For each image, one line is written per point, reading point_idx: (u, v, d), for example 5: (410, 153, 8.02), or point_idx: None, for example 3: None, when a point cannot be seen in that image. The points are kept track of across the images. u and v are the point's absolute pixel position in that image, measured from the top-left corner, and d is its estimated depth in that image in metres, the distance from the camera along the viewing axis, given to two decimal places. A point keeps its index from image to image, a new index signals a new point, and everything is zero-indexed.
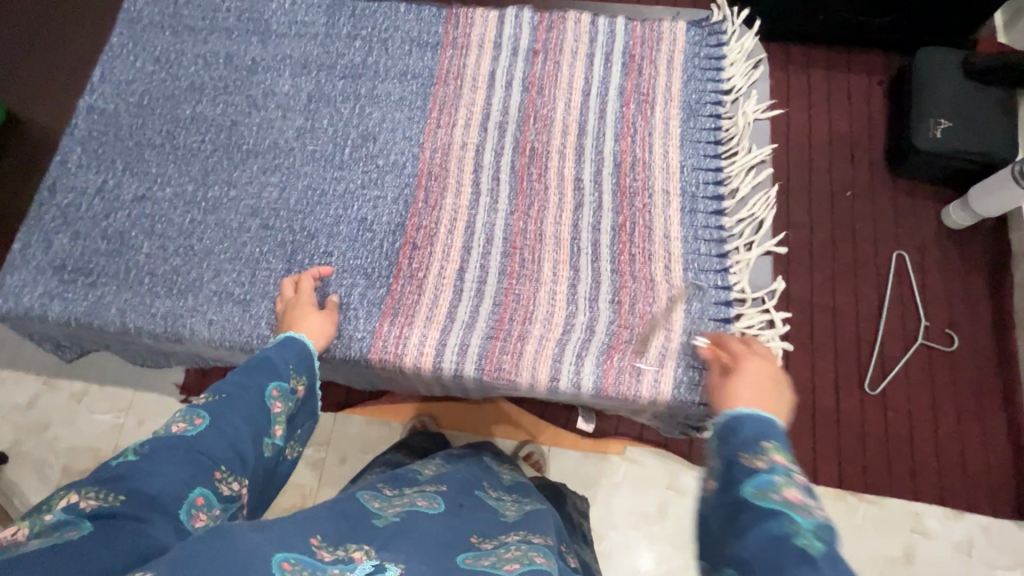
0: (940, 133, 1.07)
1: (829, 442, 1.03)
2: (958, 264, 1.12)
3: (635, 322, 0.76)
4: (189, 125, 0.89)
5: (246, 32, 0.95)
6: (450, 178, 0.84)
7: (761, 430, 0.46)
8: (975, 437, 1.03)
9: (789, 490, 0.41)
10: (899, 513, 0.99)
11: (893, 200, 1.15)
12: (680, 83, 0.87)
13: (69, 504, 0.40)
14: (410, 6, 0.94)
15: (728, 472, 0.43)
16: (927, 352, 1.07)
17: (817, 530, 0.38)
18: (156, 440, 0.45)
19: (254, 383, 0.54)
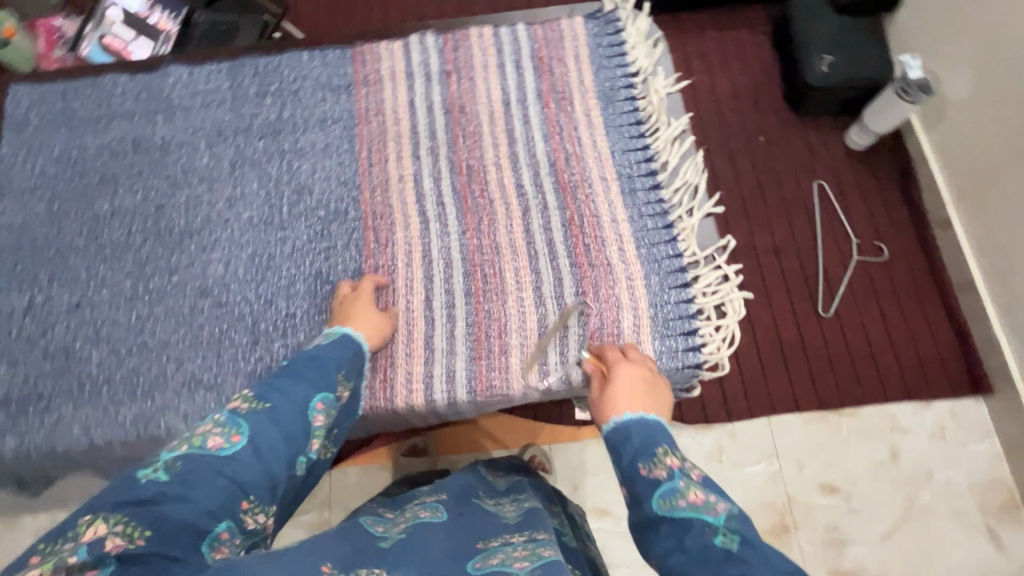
0: (827, 69, 1.17)
1: (803, 371, 1.10)
2: (873, 181, 1.22)
3: (602, 309, 0.79)
4: (111, 219, 0.85)
5: (149, 112, 0.91)
6: (395, 214, 0.84)
7: (654, 437, 0.54)
8: (925, 331, 1.13)
9: (691, 492, 0.48)
10: (872, 418, 1.09)
11: (803, 136, 1.24)
12: (591, 74, 0.91)
13: (95, 537, 0.38)
14: (313, 54, 0.94)
15: (635, 488, 0.51)
16: (865, 266, 1.16)
17: (725, 522, 0.46)
18: (190, 458, 0.44)
19: (300, 393, 0.54)
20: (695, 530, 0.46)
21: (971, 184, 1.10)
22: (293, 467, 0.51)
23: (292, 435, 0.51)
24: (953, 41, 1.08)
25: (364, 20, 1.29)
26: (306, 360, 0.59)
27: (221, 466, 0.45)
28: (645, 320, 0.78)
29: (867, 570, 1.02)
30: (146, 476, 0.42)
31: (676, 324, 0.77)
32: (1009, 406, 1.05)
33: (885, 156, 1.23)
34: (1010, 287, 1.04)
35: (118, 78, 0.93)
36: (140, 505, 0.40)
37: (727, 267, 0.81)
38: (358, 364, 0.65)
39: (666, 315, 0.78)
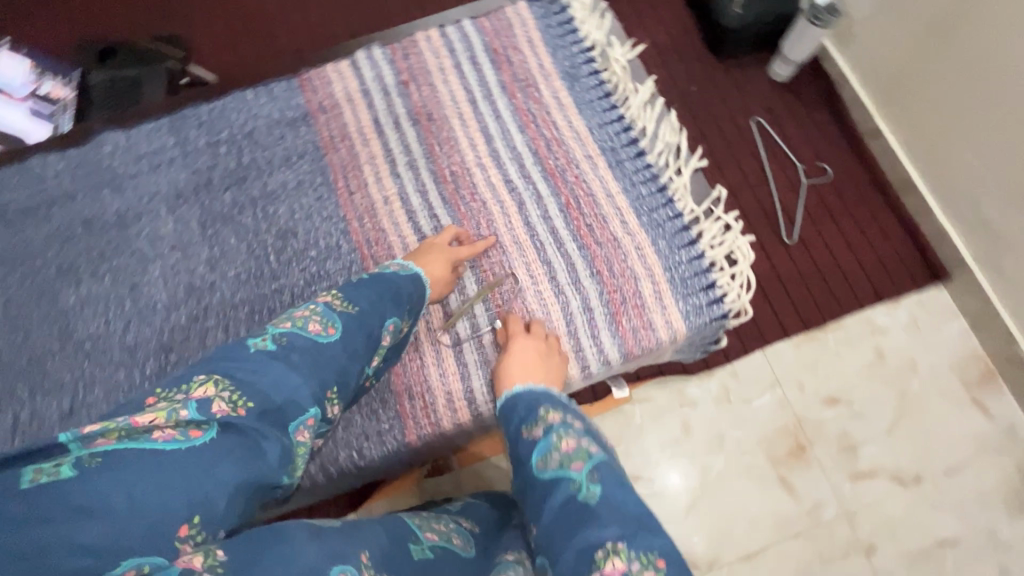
0: (740, 11, 1.21)
1: (788, 298, 1.15)
2: (800, 107, 1.27)
3: (620, 283, 0.79)
4: (83, 312, 0.78)
5: (94, 188, 0.84)
6: (390, 237, 0.81)
7: (539, 403, 0.58)
8: (878, 235, 1.19)
9: (564, 442, 0.52)
10: (856, 327, 1.14)
11: (728, 77, 1.29)
12: (549, 56, 0.90)
13: (207, 398, 0.45)
14: (258, 91, 0.89)
15: (518, 449, 0.55)
16: (813, 188, 1.22)
17: (588, 475, 0.49)
18: (294, 336, 0.55)
19: (380, 313, 0.64)
20: (561, 485, 0.49)
21: (890, 92, 1.16)
22: (361, 376, 0.61)
23: (369, 345, 0.61)
24: None
25: (275, 47, 1.26)
26: (387, 284, 0.67)
27: (315, 351, 0.55)
28: (665, 285, 0.79)
29: (882, 466, 1.07)
30: (258, 342, 0.53)
31: (693, 282, 0.79)
32: (965, 285, 1.12)
33: (808, 81, 1.29)
34: (945, 178, 1.11)
35: (48, 159, 0.85)
36: (246, 372, 0.49)
37: (727, 216, 0.83)
38: (422, 299, 0.72)
39: (683, 275, 0.79)
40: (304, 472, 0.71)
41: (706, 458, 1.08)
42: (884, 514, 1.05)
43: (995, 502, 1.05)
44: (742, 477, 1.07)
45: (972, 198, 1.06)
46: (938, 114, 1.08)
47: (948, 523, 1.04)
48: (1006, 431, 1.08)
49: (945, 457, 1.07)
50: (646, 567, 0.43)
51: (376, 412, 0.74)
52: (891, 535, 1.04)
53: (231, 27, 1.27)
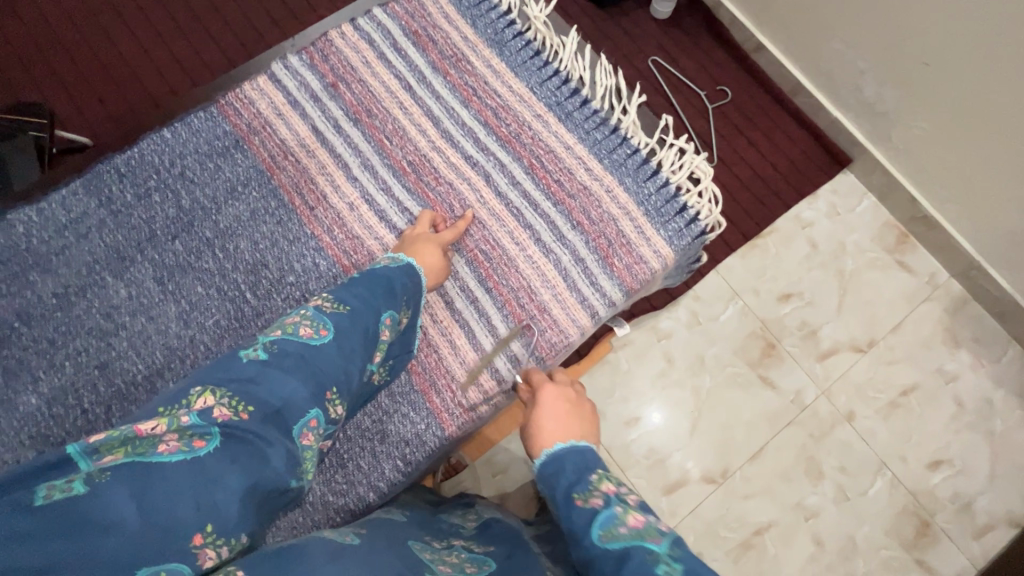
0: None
1: (735, 211, 1.24)
2: (687, 39, 1.34)
3: (602, 228, 0.82)
4: (51, 408, 0.70)
5: (19, 273, 0.74)
6: (367, 241, 0.79)
7: (586, 469, 0.56)
8: (783, 139, 1.29)
9: (630, 517, 0.51)
10: (788, 226, 1.24)
11: (617, 26, 1.34)
12: (470, 28, 0.89)
13: (205, 407, 0.47)
14: (175, 127, 0.82)
15: (573, 518, 0.53)
16: (719, 112, 1.30)
17: (669, 550, 0.48)
18: (286, 344, 0.56)
19: (373, 308, 0.63)
20: (636, 554, 0.48)
21: (761, 8, 1.24)
22: (364, 371, 0.61)
23: (366, 345, 0.61)
24: None
25: (153, 91, 1.16)
26: (378, 277, 0.66)
27: (307, 355, 0.56)
28: (642, 218, 0.83)
29: (841, 341, 1.19)
30: (250, 352, 0.54)
31: (667, 209, 0.83)
32: (866, 164, 1.24)
33: (689, 13, 1.35)
34: (826, 76, 1.20)
35: None
36: (243, 381, 0.51)
37: (679, 141, 0.87)
38: (419, 289, 0.70)
39: (656, 204, 0.83)
40: (356, 494, 0.70)
41: (695, 379, 1.15)
42: (853, 382, 1.17)
43: (936, 343, 1.19)
44: (731, 386, 1.15)
45: (853, 85, 1.16)
46: (805, 16, 1.15)
47: (908, 373, 1.18)
48: (930, 282, 1.22)
49: (887, 318, 1.20)
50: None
51: (409, 417, 0.73)
52: (863, 398, 1.16)
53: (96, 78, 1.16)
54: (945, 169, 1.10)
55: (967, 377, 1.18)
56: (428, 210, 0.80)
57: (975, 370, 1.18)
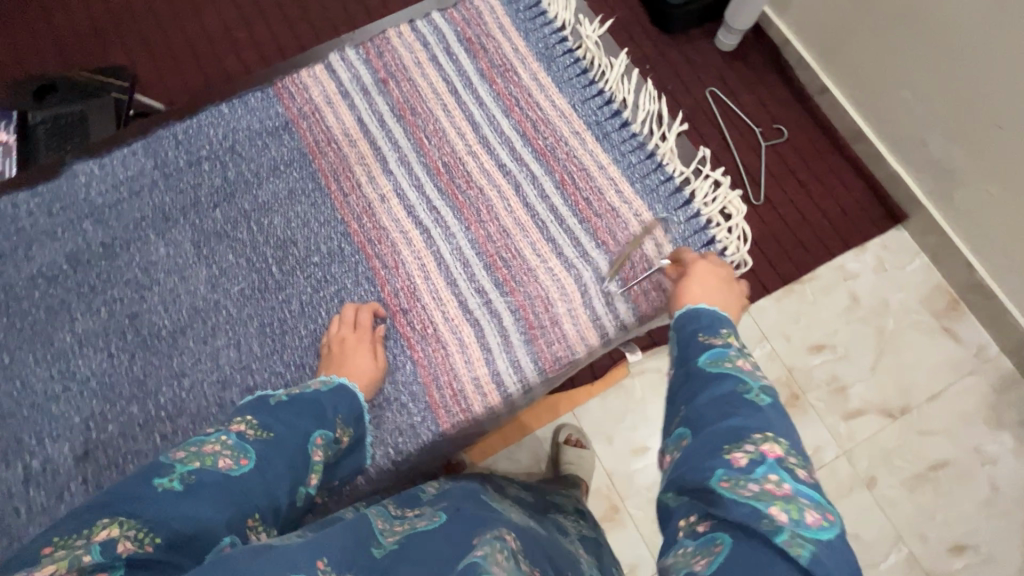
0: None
1: (773, 252, 1.20)
2: (750, 73, 1.32)
3: (625, 250, 0.81)
4: (82, 348, 0.75)
5: (74, 221, 0.80)
6: (392, 234, 0.81)
7: (719, 322, 0.55)
8: (837, 185, 1.25)
9: (739, 360, 0.49)
10: (831, 274, 1.20)
11: (679, 51, 1.33)
12: (522, 40, 0.91)
13: (110, 537, 0.39)
14: (233, 103, 0.87)
15: (688, 349, 0.52)
16: (773, 150, 1.27)
17: (763, 387, 0.46)
18: (203, 474, 0.46)
19: (302, 430, 0.56)
20: (729, 382, 0.46)
21: (829, 48, 1.21)
22: (291, 497, 0.52)
23: (297, 466, 0.53)
24: None
25: (231, 62, 1.24)
26: (307, 402, 0.61)
27: (229, 484, 0.47)
28: (667, 246, 0.81)
29: (870, 401, 1.13)
30: (161, 482, 0.44)
31: (694, 240, 0.82)
32: (923, 222, 1.19)
33: (755, 47, 1.34)
34: (891, 125, 1.16)
35: (17, 197, 0.81)
36: (150, 510, 0.42)
37: (716, 174, 0.86)
38: (355, 409, 0.66)
39: (683, 234, 0.82)
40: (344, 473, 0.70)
41: None
42: (879, 445, 1.11)
43: (976, 420, 1.12)
44: None
45: (917, 139, 1.12)
46: (873, 64, 1.13)
47: (941, 446, 1.11)
48: (978, 354, 1.16)
49: (926, 385, 1.14)
50: (799, 466, 0.40)
51: (406, 407, 0.74)
52: (887, 465, 1.10)
53: (187, 42, 1.25)
54: (1009, 235, 1.04)
55: (1005, 462, 1.10)
56: (375, 301, 0.78)
57: (1015, 455, 1.11)
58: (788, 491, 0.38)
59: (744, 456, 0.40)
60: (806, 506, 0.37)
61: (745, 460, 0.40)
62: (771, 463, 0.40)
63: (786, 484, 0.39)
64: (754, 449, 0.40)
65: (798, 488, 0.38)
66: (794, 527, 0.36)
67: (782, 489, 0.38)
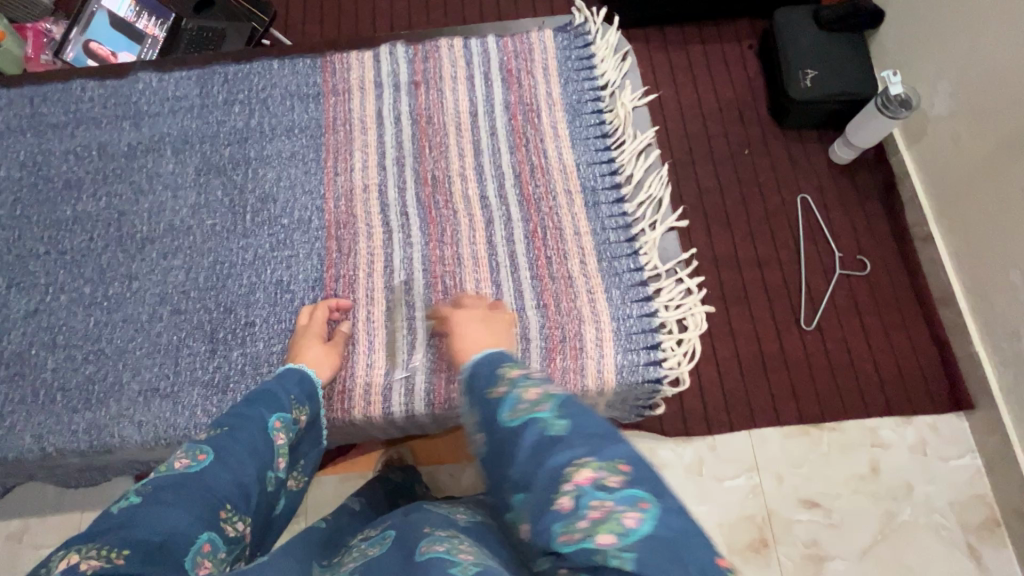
0: (809, 83, 1.20)
1: (784, 385, 1.09)
2: (854, 195, 1.22)
3: (564, 321, 0.79)
4: (73, 225, 0.86)
5: (117, 118, 0.92)
6: (359, 223, 0.85)
7: (495, 361, 0.54)
8: (904, 342, 1.12)
9: (528, 392, 0.49)
10: (857, 434, 1.07)
11: (786, 147, 1.26)
12: (559, 87, 0.92)
13: (69, 565, 0.40)
14: (283, 62, 0.95)
15: (484, 411, 0.50)
16: (847, 280, 1.16)
17: (559, 410, 0.46)
18: (158, 481, 0.49)
19: (257, 416, 0.60)
20: (531, 428, 0.46)
21: (947, 203, 1.11)
22: (263, 482, 0.56)
23: (259, 452, 0.57)
24: (928, 59, 1.11)
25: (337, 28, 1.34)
26: (260, 392, 0.63)
27: (190, 481, 0.50)
28: (608, 333, 0.78)
29: None
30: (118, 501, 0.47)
31: (638, 338, 0.78)
32: (990, 421, 1.03)
33: (871, 166, 1.24)
34: (988, 305, 1.04)
35: (87, 83, 0.94)
36: (118, 524, 0.44)
37: (689, 279, 0.81)
38: (309, 388, 0.69)
39: (630, 328, 0.78)
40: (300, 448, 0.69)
41: None
42: None
43: None
44: None
45: (1012, 329, 0.99)
46: (991, 234, 1.02)
47: None
48: None
49: None
50: (611, 473, 0.42)
51: None
52: None
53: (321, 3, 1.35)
54: None
55: None
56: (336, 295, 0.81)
57: None
58: (608, 508, 0.39)
59: (568, 495, 0.41)
60: (623, 516, 0.39)
61: (569, 501, 0.41)
62: (588, 491, 0.41)
63: (608, 502, 0.40)
64: (571, 483, 0.42)
65: (614, 498, 0.40)
66: (622, 545, 0.37)
67: (603, 513, 0.39)
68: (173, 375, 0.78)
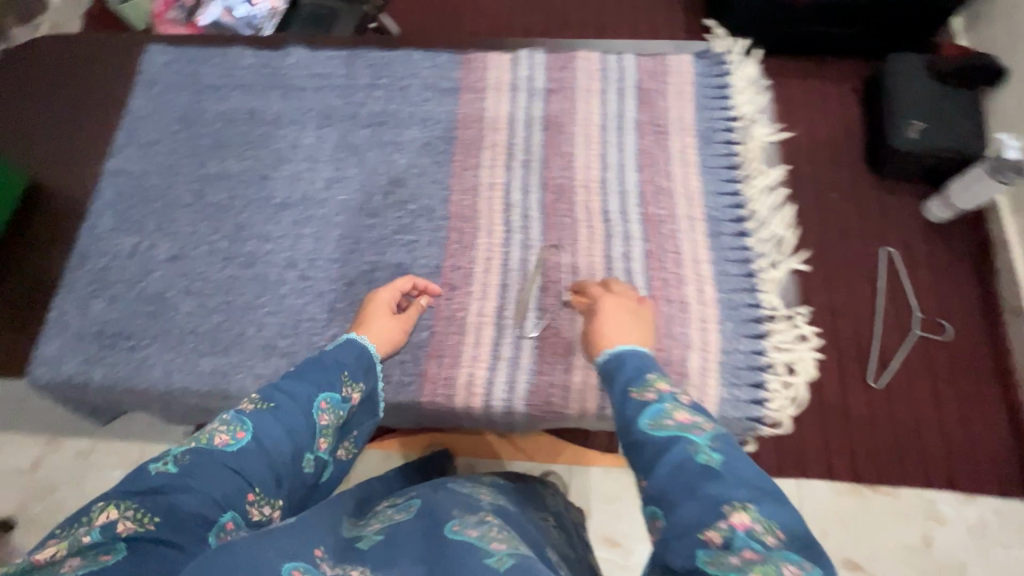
0: (914, 134, 1.15)
1: (841, 439, 1.05)
2: (945, 253, 1.17)
3: (672, 346, 0.79)
4: (218, 182, 0.92)
5: (267, 87, 0.98)
6: (481, 218, 0.87)
7: (646, 369, 0.54)
8: (978, 416, 1.06)
9: (678, 413, 0.48)
10: (913, 504, 1.01)
11: (877, 195, 1.21)
12: (692, 113, 0.92)
13: (107, 521, 0.43)
14: (425, 54, 0.99)
15: (625, 411, 0.51)
16: (924, 342, 1.10)
17: (711, 442, 0.45)
18: (197, 453, 0.49)
19: (306, 393, 0.57)
20: (679, 445, 0.45)
21: None
22: (298, 463, 0.54)
23: (296, 435, 0.54)
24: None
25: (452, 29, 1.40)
26: (314, 364, 0.61)
27: (224, 460, 0.49)
28: (714, 364, 0.78)
29: None
30: (157, 465, 0.47)
31: (744, 374, 0.77)
32: None
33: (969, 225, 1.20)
34: None
35: (245, 52, 1.00)
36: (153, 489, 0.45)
37: (806, 327, 0.80)
38: (365, 364, 0.66)
39: (735, 364, 0.78)
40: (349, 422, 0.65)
41: None
42: None
43: None
44: None
45: None
46: None
47: None
48: None
49: None
50: (768, 531, 0.39)
51: (404, 365, 0.80)
52: None
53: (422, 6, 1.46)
54: None
55: None
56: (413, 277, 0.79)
57: None
58: (764, 555, 0.37)
59: (718, 532, 0.39)
60: (783, 563, 0.37)
61: (718, 538, 0.39)
62: (740, 536, 0.39)
63: (760, 550, 0.38)
64: (725, 520, 0.40)
65: (771, 551, 0.38)
66: None
67: (758, 556, 0.37)
68: (291, 336, 0.82)
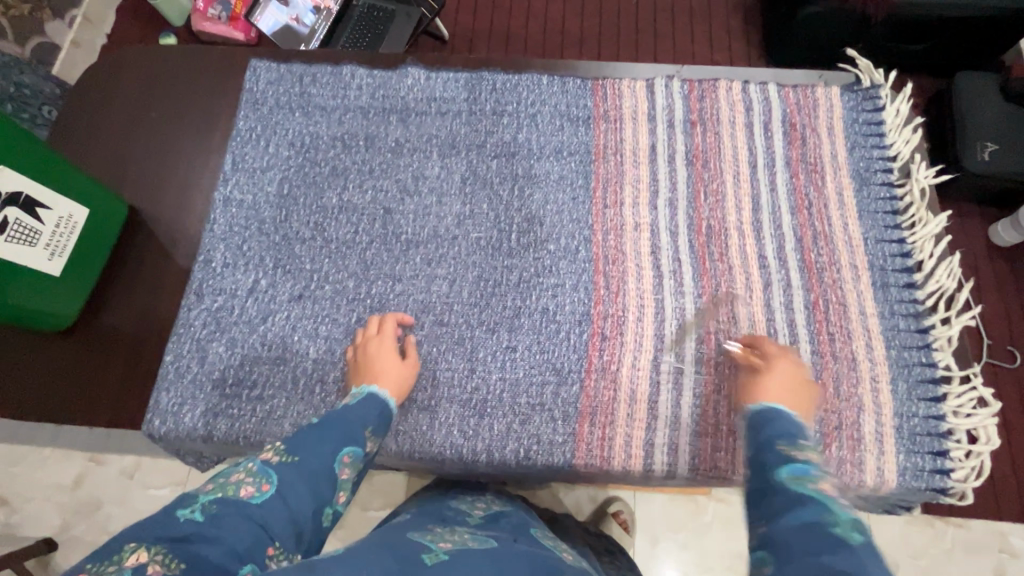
0: (987, 156, 1.20)
1: None
2: (1010, 284, 1.27)
3: (842, 407, 0.74)
4: (339, 215, 0.85)
5: (384, 111, 0.91)
6: (628, 261, 0.82)
7: (797, 431, 0.52)
8: None
9: (822, 482, 0.46)
10: (985, 534, 1.09)
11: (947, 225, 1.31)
12: (845, 151, 0.87)
13: (138, 563, 0.38)
14: (553, 78, 0.92)
15: (766, 458, 0.50)
16: (992, 367, 1.21)
17: (850, 517, 0.43)
18: (224, 503, 0.46)
19: (327, 448, 0.56)
20: (813, 509, 0.43)
21: None
22: (319, 517, 0.51)
23: (319, 490, 0.52)
24: None
25: None
26: (335, 418, 0.60)
27: (249, 510, 0.46)
28: (889, 429, 0.73)
29: None
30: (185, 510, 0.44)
31: (924, 441, 0.73)
32: None
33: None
34: None
35: (357, 70, 0.93)
36: (187, 535, 0.42)
37: (984, 389, 0.75)
38: (385, 419, 0.65)
39: (913, 429, 0.73)
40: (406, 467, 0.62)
41: None
42: None
43: None
44: None
45: None
46: None
47: None
48: None
49: None
50: None
51: (555, 422, 0.75)
52: None
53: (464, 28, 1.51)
54: None
55: None
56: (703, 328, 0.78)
57: None
58: None
59: None
60: None
61: None
62: None
63: None
64: None
65: None
66: None
67: None
68: (431, 389, 0.77)
